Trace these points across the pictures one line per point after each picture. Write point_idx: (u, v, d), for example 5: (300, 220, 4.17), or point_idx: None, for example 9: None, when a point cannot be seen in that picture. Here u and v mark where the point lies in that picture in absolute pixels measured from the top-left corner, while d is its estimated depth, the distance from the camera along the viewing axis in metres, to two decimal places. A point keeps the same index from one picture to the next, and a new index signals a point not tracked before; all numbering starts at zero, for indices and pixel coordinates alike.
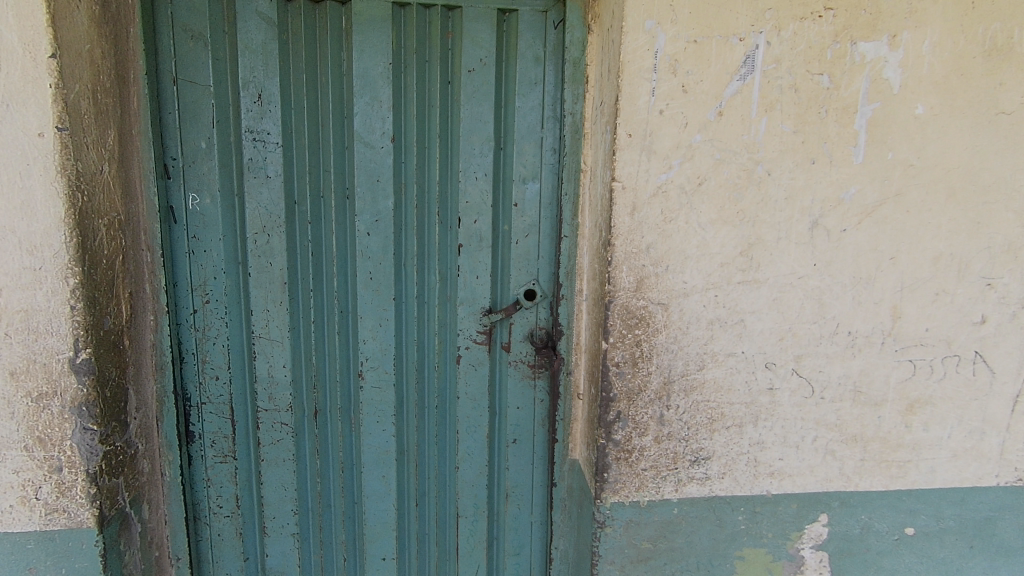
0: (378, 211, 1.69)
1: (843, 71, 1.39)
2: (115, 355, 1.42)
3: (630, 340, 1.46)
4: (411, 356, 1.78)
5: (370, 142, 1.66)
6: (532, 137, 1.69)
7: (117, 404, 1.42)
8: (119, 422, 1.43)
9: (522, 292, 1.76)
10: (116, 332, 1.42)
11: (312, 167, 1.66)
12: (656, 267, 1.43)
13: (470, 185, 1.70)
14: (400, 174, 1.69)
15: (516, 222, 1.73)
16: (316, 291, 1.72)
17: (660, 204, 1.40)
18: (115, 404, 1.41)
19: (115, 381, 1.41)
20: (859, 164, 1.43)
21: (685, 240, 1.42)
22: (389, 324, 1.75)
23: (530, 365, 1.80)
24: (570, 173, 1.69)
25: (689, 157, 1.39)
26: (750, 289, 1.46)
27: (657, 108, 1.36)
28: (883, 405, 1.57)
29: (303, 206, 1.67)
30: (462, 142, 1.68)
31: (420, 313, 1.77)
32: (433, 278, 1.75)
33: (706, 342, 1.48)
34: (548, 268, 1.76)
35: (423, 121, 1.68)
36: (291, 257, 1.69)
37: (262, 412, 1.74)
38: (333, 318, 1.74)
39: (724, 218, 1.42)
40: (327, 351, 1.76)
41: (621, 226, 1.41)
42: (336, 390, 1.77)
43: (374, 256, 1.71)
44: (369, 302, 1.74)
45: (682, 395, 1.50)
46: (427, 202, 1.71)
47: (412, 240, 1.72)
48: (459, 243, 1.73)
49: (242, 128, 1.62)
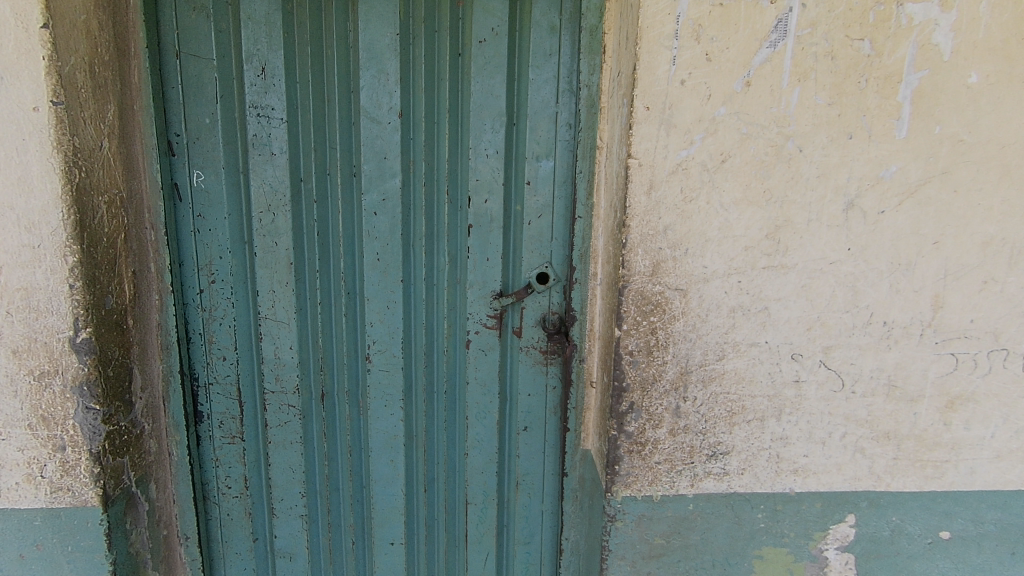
0: (385, 190, 1.64)
1: (887, 36, 1.26)
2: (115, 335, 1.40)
3: (645, 327, 1.37)
4: (420, 340, 1.74)
5: (377, 118, 1.60)
6: (546, 111, 1.60)
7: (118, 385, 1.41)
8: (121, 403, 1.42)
9: (534, 275, 1.69)
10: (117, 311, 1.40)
11: (317, 144, 1.61)
12: (674, 251, 1.34)
13: (480, 163, 1.63)
14: (408, 151, 1.63)
15: (529, 202, 1.65)
16: (322, 271, 1.68)
17: (680, 182, 1.30)
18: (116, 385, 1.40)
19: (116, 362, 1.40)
20: (902, 140, 1.31)
21: (706, 221, 1.32)
22: (397, 307, 1.71)
23: (542, 351, 1.74)
24: (585, 149, 1.60)
25: (713, 131, 1.28)
26: (776, 275, 1.36)
27: (678, 79, 1.26)
28: (920, 401, 1.46)
29: (309, 184, 1.63)
30: (472, 117, 1.60)
31: (429, 295, 1.71)
32: (441, 259, 1.69)
33: (727, 331, 1.39)
34: (561, 251, 1.67)
35: (431, 94, 1.60)
36: (296, 237, 1.65)
37: (269, 393, 1.72)
38: (339, 300, 1.70)
39: (749, 198, 1.32)
40: (334, 333, 1.72)
41: (635, 207, 1.32)
42: (343, 372, 1.74)
43: (381, 236, 1.67)
44: (377, 283, 1.69)
45: (699, 386, 1.41)
46: (436, 180, 1.65)
47: (421, 221, 1.66)
48: (469, 224, 1.66)
49: (246, 103, 1.57)
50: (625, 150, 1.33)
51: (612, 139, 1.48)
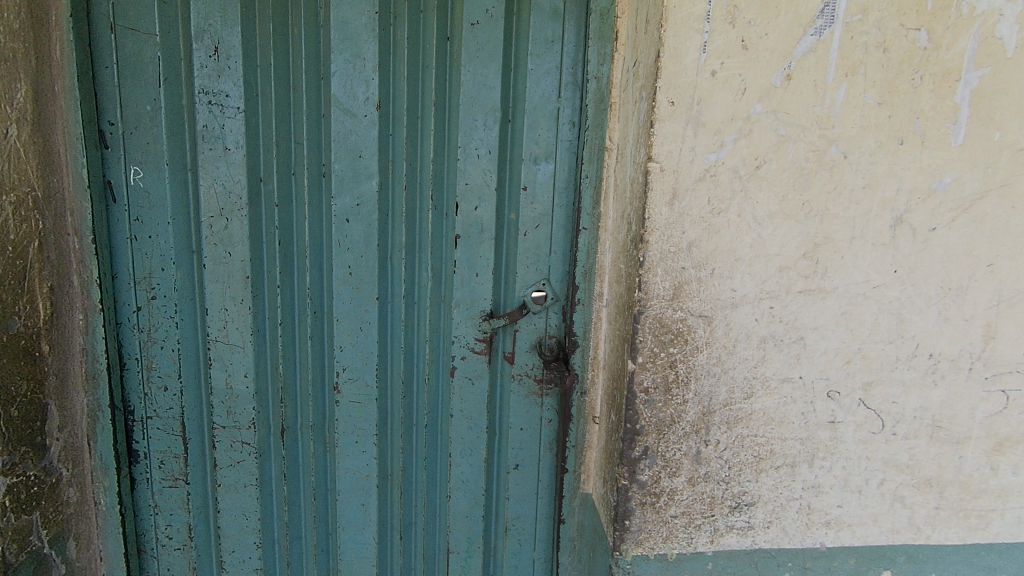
0: (359, 193, 1.42)
1: (945, 26, 1.09)
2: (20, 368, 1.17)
3: (663, 361, 1.18)
4: (397, 367, 1.52)
5: (351, 109, 1.39)
6: (546, 107, 1.40)
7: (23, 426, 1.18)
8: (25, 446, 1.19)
9: (529, 293, 1.48)
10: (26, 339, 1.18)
11: (280, 138, 1.38)
12: (698, 271, 1.14)
13: (470, 165, 1.42)
14: (387, 149, 1.42)
15: (525, 211, 1.45)
16: (283, 287, 1.44)
17: (707, 191, 1.11)
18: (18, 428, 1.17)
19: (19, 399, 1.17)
20: (958, 147, 1.14)
21: (737, 237, 1.13)
22: (371, 328, 1.49)
23: (537, 380, 1.53)
24: (591, 152, 1.40)
25: (746, 132, 1.09)
26: (814, 301, 1.18)
27: (708, 69, 1.07)
28: (966, 444, 1.28)
29: (269, 184, 1.40)
30: (462, 112, 1.40)
31: (408, 316, 1.49)
32: (423, 274, 1.47)
33: (757, 365, 1.20)
34: (561, 266, 1.47)
35: (415, 84, 1.39)
36: (254, 247, 1.41)
37: (219, 429, 1.48)
38: (303, 320, 1.46)
39: (785, 211, 1.13)
40: (298, 359, 1.48)
41: (654, 220, 1.12)
42: (308, 404, 1.51)
43: (354, 247, 1.44)
44: (348, 301, 1.46)
45: (723, 428, 1.22)
46: (418, 183, 1.43)
47: (400, 230, 1.44)
48: (457, 234, 1.45)
49: (195, 88, 1.33)
50: (642, 153, 1.14)
51: (623, 141, 1.29)
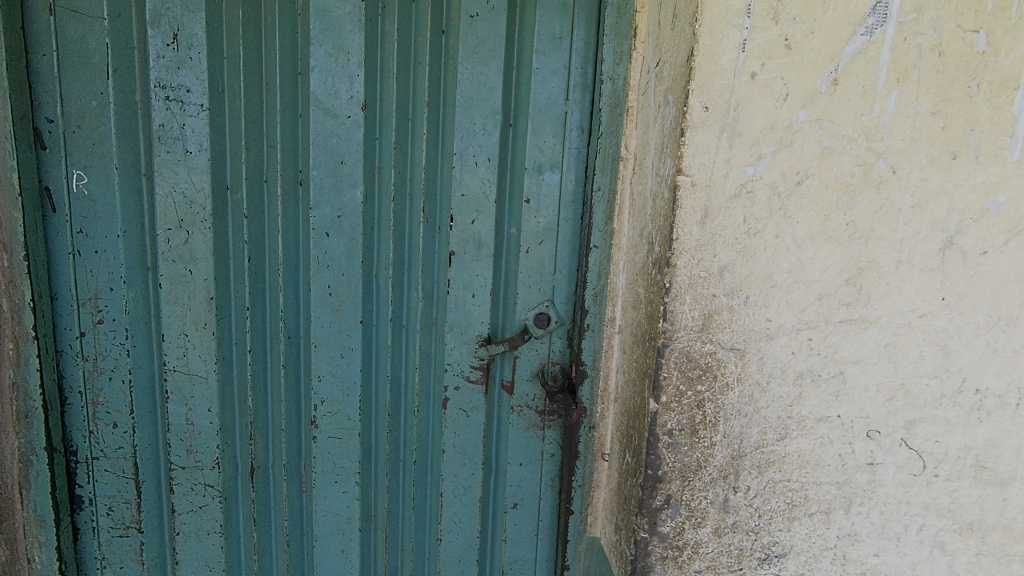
0: (341, 204, 1.26)
1: (1005, 28, 0.94)
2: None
3: (690, 400, 1.05)
4: (383, 397, 1.36)
5: (332, 109, 1.22)
6: (552, 110, 1.25)
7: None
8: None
9: (531, 316, 1.33)
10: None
11: (251, 140, 1.21)
12: (731, 299, 1.01)
13: (467, 173, 1.27)
14: (373, 155, 1.26)
15: (528, 225, 1.30)
16: (252, 310, 1.27)
17: (742, 209, 0.98)
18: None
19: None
20: (1015, 163, 0.98)
21: (774, 261, 1.00)
22: (354, 356, 1.32)
23: (538, 412, 1.38)
24: (604, 162, 1.25)
25: (788, 143, 0.96)
26: (855, 332, 1.06)
27: (747, 71, 0.94)
28: (1011, 485, 1.12)
29: (238, 193, 1.22)
30: (459, 115, 1.25)
31: (396, 341, 1.34)
32: (413, 294, 1.32)
33: (792, 403, 1.07)
34: (567, 287, 1.33)
35: (406, 82, 1.24)
36: (219, 264, 1.23)
37: (177, 470, 1.30)
38: (275, 346, 1.30)
39: (827, 232, 1.01)
40: (270, 391, 1.31)
41: (681, 240, 0.99)
42: (281, 440, 1.34)
43: (335, 264, 1.28)
44: (327, 326, 1.30)
45: (754, 473, 1.09)
46: (408, 193, 1.28)
47: (388, 246, 1.29)
48: (450, 250, 1.30)
49: (150, 81, 1.15)
50: (668, 164, 1.01)
51: (642, 149, 1.15)
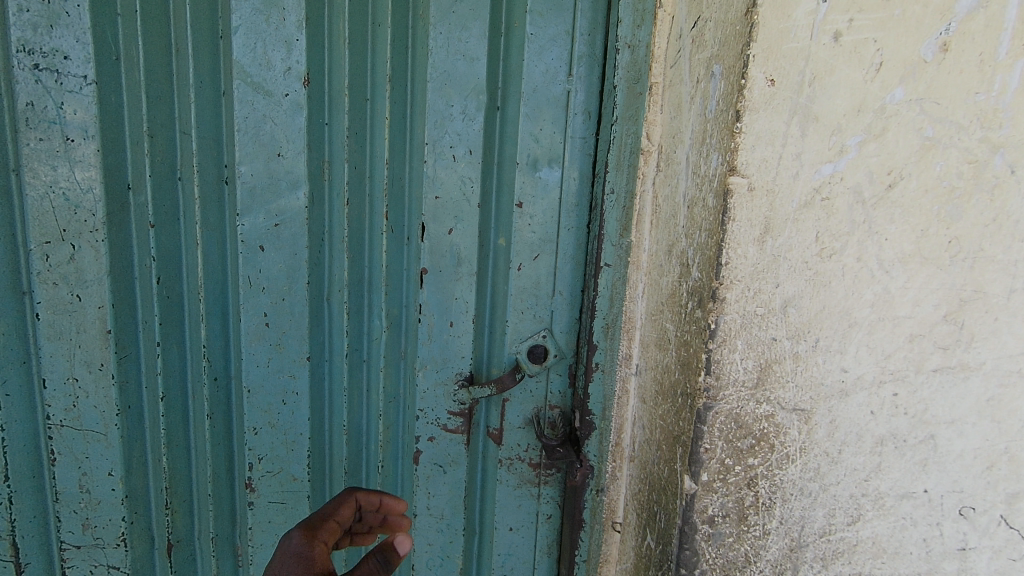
0: (277, 207, 1.01)
1: None
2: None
3: (738, 480, 0.79)
4: (339, 450, 1.11)
5: (266, 85, 0.97)
6: (551, 88, 0.99)
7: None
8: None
9: (523, 350, 1.07)
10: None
11: (157, 125, 0.94)
12: (796, 344, 0.74)
13: (440, 170, 1.02)
14: (321, 145, 1.01)
15: (520, 235, 1.03)
16: (166, 345, 1.00)
17: (816, 222, 0.71)
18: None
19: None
20: None
21: (854, 292, 0.73)
22: (300, 401, 1.08)
23: (533, 466, 1.12)
24: (618, 159, 0.97)
25: (880, 132, 0.69)
26: (952, 384, 0.76)
27: (828, 29, 0.67)
28: None
29: (141, 194, 0.94)
30: (431, 94, 1.00)
31: (355, 378, 1.09)
32: (376, 321, 1.08)
33: (868, 477, 0.79)
34: (569, 313, 1.07)
35: (362, 53, 0.99)
36: (118, 286, 0.95)
37: (71, 548, 1.02)
38: (197, 392, 1.03)
39: (926, 253, 0.72)
40: (195, 445, 1.05)
41: (734, 263, 0.72)
42: (208, 507, 1.07)
43: (273, 286, 1.03)
44: (264, 364, 1.06)
45: (817, 569, 0.82)
46: (367, 194, 1.04)
47: (342, 264, 1.05)
48: (422, 268, 1.06)
49: (13, 45, 0.86)
50: (714, 158, 0.74)
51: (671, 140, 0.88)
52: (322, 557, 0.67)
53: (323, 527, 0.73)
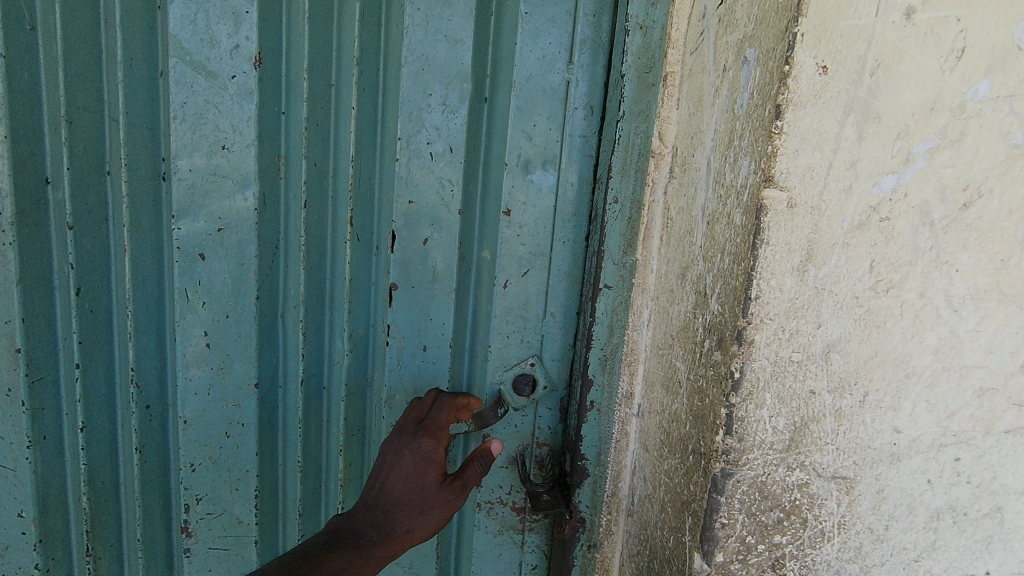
0: (219, 210, 0.93)
1: None
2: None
3: (762, 561, 0.64)
4: (293, 490, 1.05)
5: (212, 66, 0.88)
6: (548, 77, 0.90)
7: (429, 514, 0.87)
8: (405, 511, 0.86)
9: (507, 379, 1.00)
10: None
11: (81, 109, 0.82)
12: (839, 398, 0.59)
13: (416, 169, 0.94)
14: (276, 138, 0.93)
15: (511, 245, 0.96)
16: (87, 364, 0.88)
17: (870, 249, 0.56)
18: (391, 496, 0.87)
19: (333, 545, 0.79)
20: None
21: (914, 336, 0.57)
22: (245, 434, 1.01)
23: (516, 508, 1.04)
24: (623, 162, 0.83)
25: (956, 138, 0.53)
26: None
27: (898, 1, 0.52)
28: None
29: (59, 189, 0.81)
30: (407, 82, 0.91)
31: (313, 406, 1.04)
32: (338, 345, 1.02)
33: (919, 559, 0.63)
34: (561, 338, 0.99)
35: (323, 45, 0.91)
36: (33, 293, 0.80)
37: None
38: (125, 423, 0.93)
39: (1012, 295, 0.55)
40: (124, 477, 0.95)
41: (766, 296, 0.57)
42: (137, 551, 0.98)
43: (216, 301, 0.96)
44: (205, 390, 0.98)
45: None
46: (329, 197, 0.98)
47: (297, 276, 0.98)
48: (393, 282, 0.99)
49: None
50: (742, 157, 0.59)
51: (693, 135, 0.72)
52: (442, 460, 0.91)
53: (441, 430, 0.93)
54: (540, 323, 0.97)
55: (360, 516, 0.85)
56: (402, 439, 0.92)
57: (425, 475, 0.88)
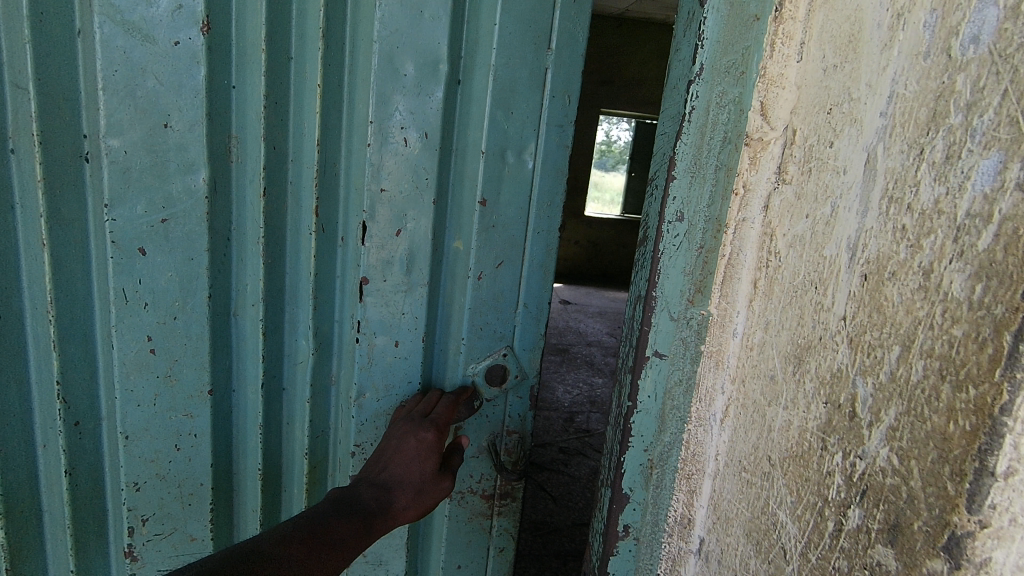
0: (165, 201, 1.13)
1: None
2: (287, 559, 0.85)
3: None
4: (255, 498, 1.35)
5: (151, 36, 1.05)
6: (525, 48, 1.10)
7: (425, 497, 1.06)
8: (401, 486, 1.04)
9: (481, 372, 1.28)
10: (230, 554, 0.82)
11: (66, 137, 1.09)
12: None
13: (391, 157, 1.13)
14: (226, 118, 1.12)
15: (468, 232, 1.20)
16: (61, 356, 1.18)
17: None
18: (392, 475, 1.05)
19: (342, 517, 0.95)
20: None
21: None
22: (200, 438, 1.28)
23: (484, 494, 1.38)
24: (697, 154, 0.85)
25: None
26: None
27: None
28: None
29: (30, 177, 1.09)
30: (384, 69, 1.09)
31: (273, 405, 1.29)
32: (302, 342, 1.26)
33: None
34: (525, 330, 1.28)
35: (289, 50, 1.10)
36: (6, 274, 1.13)
37: None
38: (49, 440, 1.23)
39: None
40: (99, 459, 1.27)
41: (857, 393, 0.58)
42: (93, 528, 1.30)
43: (161, 302, 1.18)
44: (149, 389, 1.22)
45: None
46: (289, 183, 1.17)
47: (254, 276, 1.20)
48: (363, 277, 1.20)
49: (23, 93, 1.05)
50: (973, 145, 0.48)
51: (843, 97, 0.64)
52: (439, 453, 1.10)
53: (444, 427, 1.13)
54: (513, 314, 1.25)
55: (364, 491, 1.02)
56: (410, 427, 1.11)
57: (427, 462, 1.07)
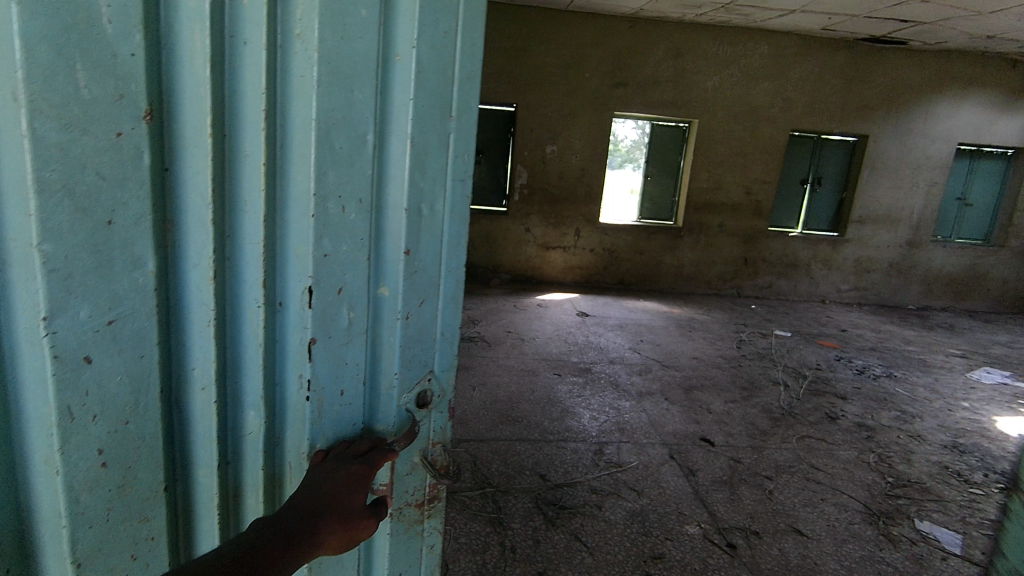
0: (111, 299, 0.87)
1: None
2: None
3: None
4: None
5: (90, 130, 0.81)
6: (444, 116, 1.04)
7: (352, 530, 0.94)
8: (321, 511, 0.93)
9: (411, 399, 1.17)
10: None
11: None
12: None
13: (331, 223, 1.00)
14: (166, 202, 0.90)
15: (403, 290, 1.10)
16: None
17: None
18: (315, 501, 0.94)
19: (270, 539, 0.87)
20: None
21: None
22: (157, 543, 1.01)
23: (419, 504, 1.25)
24: None
25: None
26: None
27: None
28: None
29: None
30: (311, 140, 0.96)
31: (223, 481, 1.07)
32: (252, 414, 1.06)
33: None
34: (443, 356, 1.19)
35: (222, 126, 0.92)
36: None
37: None
38: None
39: None
40: None
41: None
42: None
43: (109, 408, 0.91)
44: (101, 507, 0.94)
45: None
46: (227, 258, 0.97)
47: (204, 360, 0.99)
48: (310, 338, 1.05)
49: None
50: None
51: None
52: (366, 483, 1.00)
53: (373, 459, 1.04)
54: (435, 339, 1.16)
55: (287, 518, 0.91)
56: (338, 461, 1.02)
57: (354, 493, 0.98)
